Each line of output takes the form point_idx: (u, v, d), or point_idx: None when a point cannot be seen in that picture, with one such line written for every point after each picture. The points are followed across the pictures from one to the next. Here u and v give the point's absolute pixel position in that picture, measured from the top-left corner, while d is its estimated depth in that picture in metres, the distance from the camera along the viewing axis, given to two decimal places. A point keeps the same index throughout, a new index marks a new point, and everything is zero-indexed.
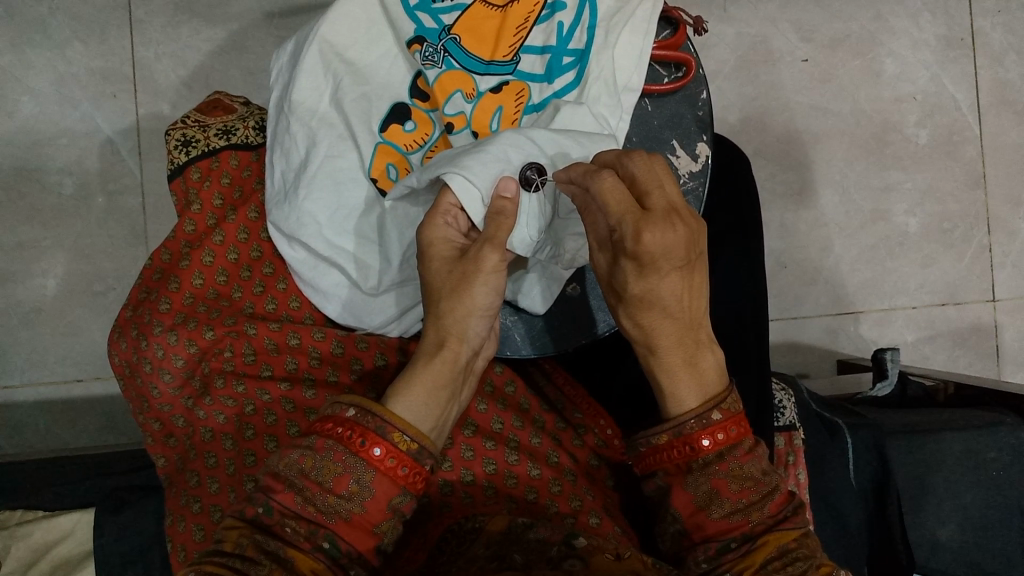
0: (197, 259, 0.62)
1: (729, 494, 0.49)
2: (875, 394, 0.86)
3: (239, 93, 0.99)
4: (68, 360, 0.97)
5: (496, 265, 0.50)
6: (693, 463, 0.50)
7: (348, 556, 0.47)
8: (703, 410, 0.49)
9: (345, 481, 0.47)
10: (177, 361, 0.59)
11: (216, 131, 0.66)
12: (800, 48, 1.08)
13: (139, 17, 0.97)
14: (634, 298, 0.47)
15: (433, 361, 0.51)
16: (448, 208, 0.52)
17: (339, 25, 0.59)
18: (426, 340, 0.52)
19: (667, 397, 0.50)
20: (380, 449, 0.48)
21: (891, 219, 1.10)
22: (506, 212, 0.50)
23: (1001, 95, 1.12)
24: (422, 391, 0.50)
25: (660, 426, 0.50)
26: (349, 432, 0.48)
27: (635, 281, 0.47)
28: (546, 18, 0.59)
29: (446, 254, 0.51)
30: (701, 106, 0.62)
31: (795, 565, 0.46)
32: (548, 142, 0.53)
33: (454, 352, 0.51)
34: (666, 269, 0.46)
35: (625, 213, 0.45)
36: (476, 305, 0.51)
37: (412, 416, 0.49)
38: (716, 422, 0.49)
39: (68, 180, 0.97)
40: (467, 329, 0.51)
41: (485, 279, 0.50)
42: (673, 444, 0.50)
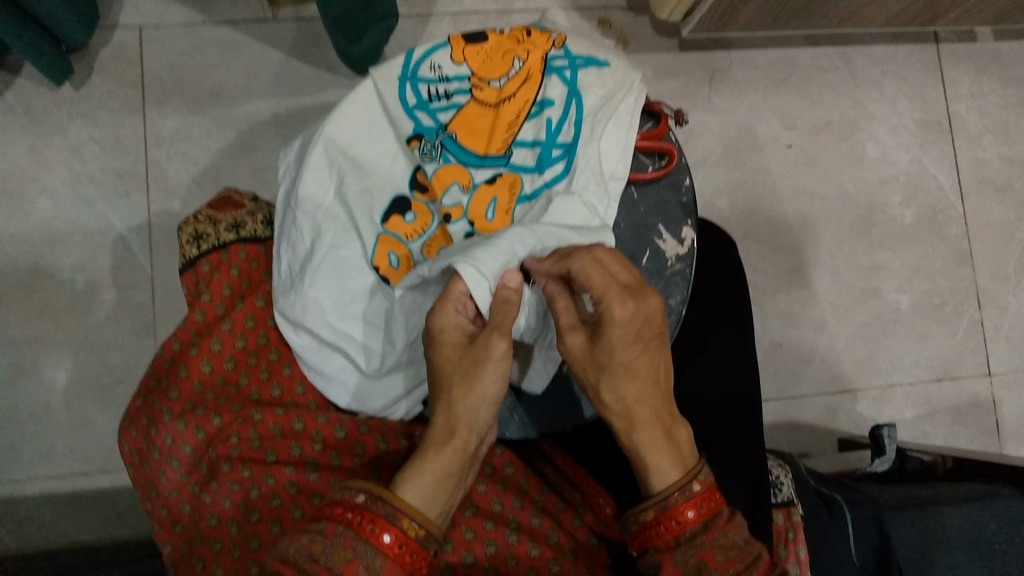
0: (206, 347, 0.64)
1: (717, 565, 0.48)
2: (874, 469, 0.86)
3: (247, 188, 1.03)
4: (74, 453, 0.98)
5: (504, 354, 0.51)
6: (681, 536, 0.50)
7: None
8: (687, 481, 0.50)
9: (355, 566, 0.47)
10: (185, 448, 0.60)
11: (226, 226, 0.69)
12: (784, 134, 1.13)
13: (153, 119, 1.03)
14: (615, 367, 0.50)
15: (444, 448, 0.51)
16: (460, 294, 0.53)
17: (343, 124, 0.63)
18: (433, 427, 0.52)
19: (650, 472, 0.51)
20: (390, 535, 0.48)
21: (883, 296, 1.12)
22: (511, 301, 0.52)
23: (981, 174, 1.16)
24: (430, 477, 0.50)
25: (646, 503, 0.51)
26: (359, 517, 0.48)
27: (619, 348, 0.50)
28: (536, 115, 0.63)
29: (458, 340, 0.52)
30: (685, 192, 0.65)
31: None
32: (550, 236, 0.56)
33: (463, 440, 0.52)
34: (643, 337, 0.51)
35: (608, 285, 0.50)
36: (487, 393, 0.51)
37: (421, 503, 0.49)
38: (698, 493, 0.50)
39: (80, 275, 1.00)
40: (478, 416, 0.52)
41: (494, 367, 0.51)
42: (660, 519, 0.50)
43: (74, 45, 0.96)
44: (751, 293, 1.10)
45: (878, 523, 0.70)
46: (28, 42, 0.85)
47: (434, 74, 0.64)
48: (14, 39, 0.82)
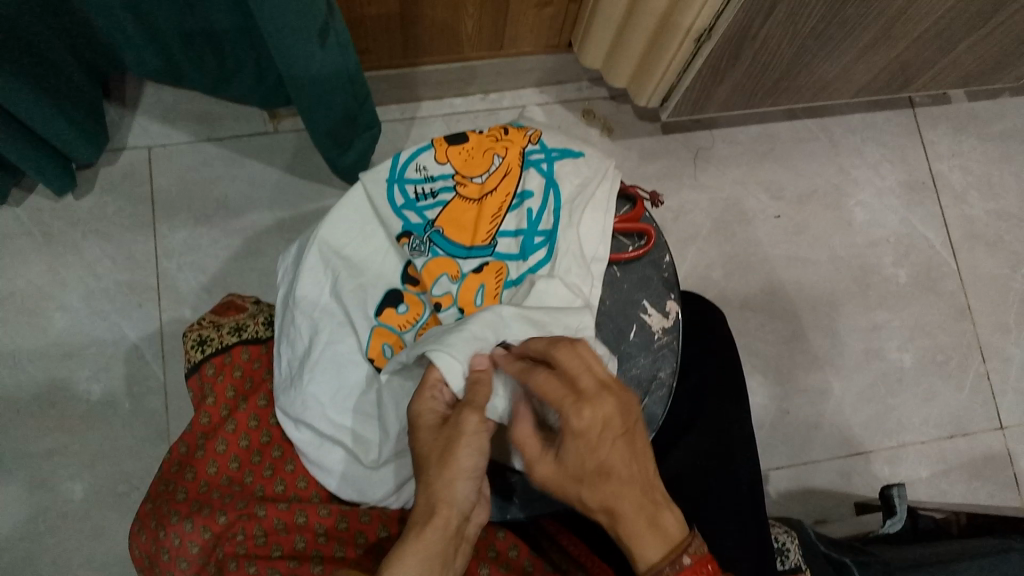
0: (211, 449, 0.66)
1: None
2: (886, 531, 0.86)
3: (255, 292, 1.07)
4: (92, 563, 0.99)
5: (476, 428, 0.53)
6: None
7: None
8: (676, 557, 0.50)
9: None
10: (192, 548, 0.60)
11: (228, 330, 0.73)
12: (771, 205, 1.17)
13: (163, 233, 1.07)
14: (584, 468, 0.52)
15: (424, 529, 0.50)
16: (436, 381, 0.56)
17: (335, 227, 0.67)
18: (417, 510, 0.52)
19: (638, 553, 0.52)
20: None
21: (885, 355, 1.13)
22: (482, 380, 0.55)
23: (970, 230, 1.18)
24: (419, 556, 0.49)
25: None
26: None
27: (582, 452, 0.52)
28: (517, 206, 0.66)
29: (433, 423, 0.54)
30: (666, 268, 0.68)
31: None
32: (518, 317, 0.59)
33: (445, 518, 0.51)
34: (606, 439, 0.52)
35: (564, 398, 0.52)
36: (462, 468, 0.52)
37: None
38: (688, 566, 0.50)
39: (96, 386, 1.03)
40: (456, 493, 0.52)
41: (467, 442, 0.52)
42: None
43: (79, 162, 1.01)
44: (754, 361, 1.11)
45: None
46: (34, 158, 0.90)
47: (420, 174, 0.68)
48: (15, 156, 0.87)
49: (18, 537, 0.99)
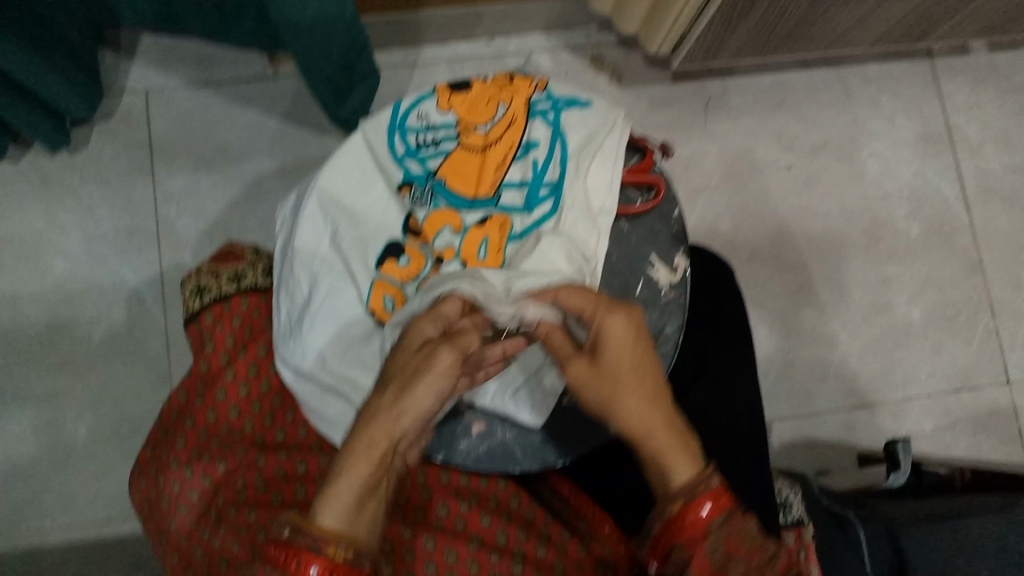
0: (211, 398, 0.66)
1: (743, 554, 0.50)
2: (891, 484, 0.86)
3: (255, 237, 1.05)
4: (97, 505, 0.99)
5: (446, 370, 0.52)
6: (708, 527, 0.50)
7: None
8: (709, 474, 0.51)
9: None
10: (193, 495, 0.62)
11: (227, 277, 0.71)
12: (783, 156, 1.14)
13: (162, 177, 1.06)
14: (619, 377, 0.53)
15: (360, 460, 0.51)
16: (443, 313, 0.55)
17: (335, 174, 0.64)
18: (357, 432, 0.52)
19: (671, 467, 0.52)
20: (316, 566, 0.49)
21: (894, 309, 1.11)
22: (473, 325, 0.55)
23: (985, 183, 1.16)
24: (347, 494, 0.50)
25: (671, 497, 0.51)
26: (283, 553, 0.50)
27: (619, 361, 0.54)
28: (522, 157, 0.65)
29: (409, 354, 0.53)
30: (675, 222, 0.66)
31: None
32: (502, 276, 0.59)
33: (382, 450, 0.51)
34: (638, 353, 0.54)
35: (598, 306, 0.54)
36: (418, 408, 0.52)
37: (341, 522, 0.50)
38: (716, 486, 0.51)
39: (97, 330, 1.02)
40: (402, 429, 0.52)
41: (431, 383, 0.52)
42: (686, 512, 0.50)
43: (76, 117, 0.99)
44: (760, 313, 1.10)
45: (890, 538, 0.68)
46: (25, 118, 0.89)
47: (422, 123, 0.66)
48: (6, 107, 0.86)
49: (22, 479, 0.99)
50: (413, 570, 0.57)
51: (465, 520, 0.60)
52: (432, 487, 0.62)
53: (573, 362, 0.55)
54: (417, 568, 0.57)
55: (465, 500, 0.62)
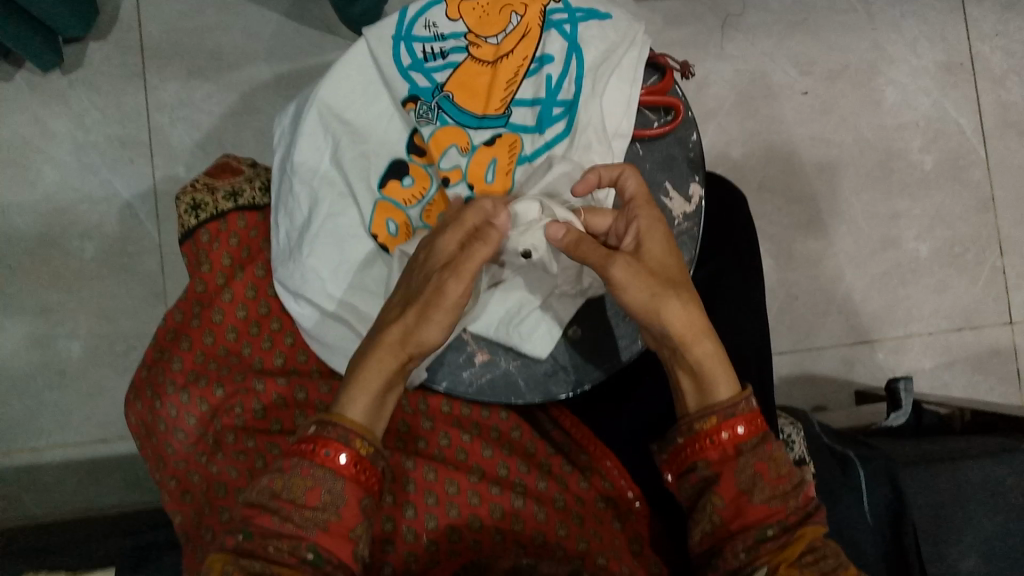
0: (207, 319, 0.64)
1: (769, 480, 0.50)
2: (890, 423, 0.85)
3: (250, 152, 1.02)
4: (92, 419, 0.99)
5: (454, 304, 0.51)
6: (741, 445, 0.51)
7: (332, 564, 0.47)
8: (749, 393, 0.51)
9: (317, 493, 0.48)
10: (190, 420, 0.62)
11: (223, 194, 0.68)
12: (799, 81, 1.09)
13: (154, 85, 1.01)
14: (663, 276, 0.52)
15: (379, 358, 0.52)
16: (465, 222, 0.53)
17: (336, 88, 0.62)
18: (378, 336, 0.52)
19: (713, 379, 0.52)
20: (345, 456, 0.49)
21: (901, 245, 1.09)
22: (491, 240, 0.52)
23: (1005, 117, 1.10)
24: (371, 390, 0.51)
25: (707, 411, 0.51)
26: (312, 445, 0.49)
27: (662, 262, 0.53)
28: (535, 71, 0.61)
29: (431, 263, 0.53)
30: (692, 147, 0.63)
31: (826, 562, 0.47)
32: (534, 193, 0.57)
33: (396, 356, 0.52)
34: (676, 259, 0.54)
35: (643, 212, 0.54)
36: (425, 340, 0.52)
37: (365, 418, 0.51)
38: (752, 409, 0.51)
39: (89, 243, 1.00)
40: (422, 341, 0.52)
41: (443, 316, 0.51)
42: (720, 428, 0.51)
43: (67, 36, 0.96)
44: (766, 244, 1.08)
45: (891, 478, 0.69)
46: (12, 34, 0.84)
47: (429, 32, 0.62)
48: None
49: (17, 391, 0.99)
50: (414, 501, 0.56)
51: (466, 451, 0.59)
52: (434, 417, 0.61)
53: (617, 264, 0.51)
54: (417, 500, 0.56)
55: (466, 431, 0.61)
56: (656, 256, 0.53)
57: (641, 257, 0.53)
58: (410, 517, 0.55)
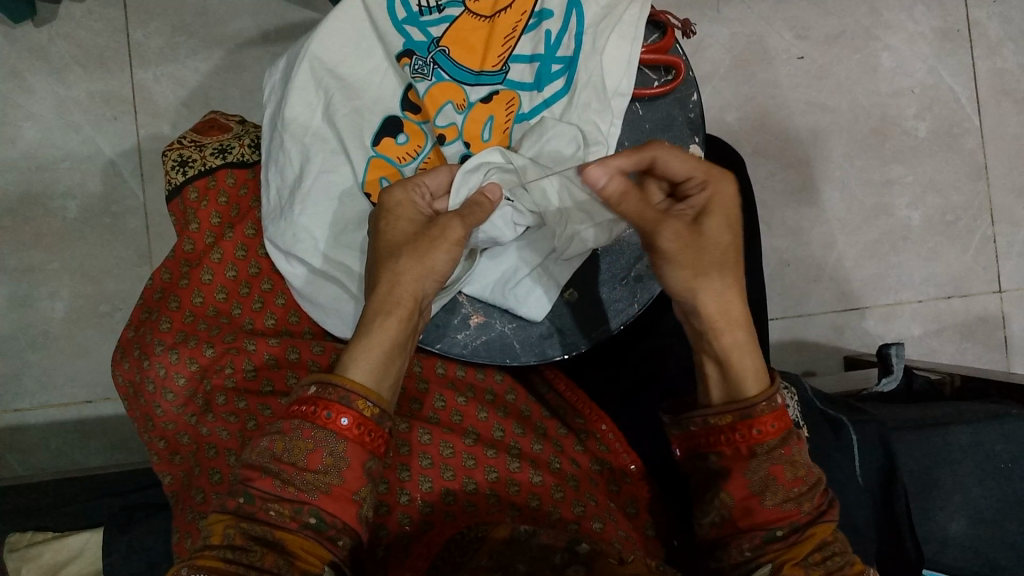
0: (196, 278, 0.63)
1: (784, 483, 0.49)
2: (880, 389, 0.86)
3: (237, 111, 1.00)
4: (77, 381, 0.98)
5: (459, 238, 0.52)
6: (756, 448, 0.49)
7: (335, 528, 0.46)
8: (773, 393, 0.50)
9: (318, 456, 0.47)
10: (179, 380, 0.61)
11: (212, 151, 0.67)
12: (795, 45, 1.07)
13: (137, 40, 0.98)
14: (716, 254, 0.51)
15: (388, 319, 0.50)
16: (423, 182, 0.54)
17: (329, 42, 0.60)
18: (374, 295, 0.51)
19: (741, 376, 0.51)
20: (347, 418, 0.47)
21: (894, 212, 1.08)
22: (482, 205, 0.53)
23: (1000, 84, 1.09)
24: (378, 351, 0.49)
25: (723, 408, 0.50)
26: (313, 407, 0.48)
27: (719, 235, 0.52)
28: (534, 27, 0.60)
29: (414, 217, 0.53)
30: (692, 108, 0.62)
31: (834, 560, 0.46)
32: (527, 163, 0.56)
33: (408, 310, 0.51)
34: (733, 237, 0.53)
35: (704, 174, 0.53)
36: (434, 268, 0.51)
37: (370, 380, 0.49)
38: (777, 407, 0.50)
39: (72, 203, 0.98)
40: (423, 290, 0.51)
41: (448, 247, 0.51)
42: (735, 426, 0.50)
43: None
44: (759, 211, 1.07)
45: (885, 445, 0.69)
46: None
47: None
48: None
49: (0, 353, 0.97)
50: (407, 462, 0.55)
51: (461, 414, 0.59)
52: (428, 378, 0.61)
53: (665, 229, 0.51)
54: (411, 461, 0.55)
55: (461, 393, 0.60)
56: (712, 230, 0.52)
57: (705, 226, 0.52)
58: (405, 479, 0.55)
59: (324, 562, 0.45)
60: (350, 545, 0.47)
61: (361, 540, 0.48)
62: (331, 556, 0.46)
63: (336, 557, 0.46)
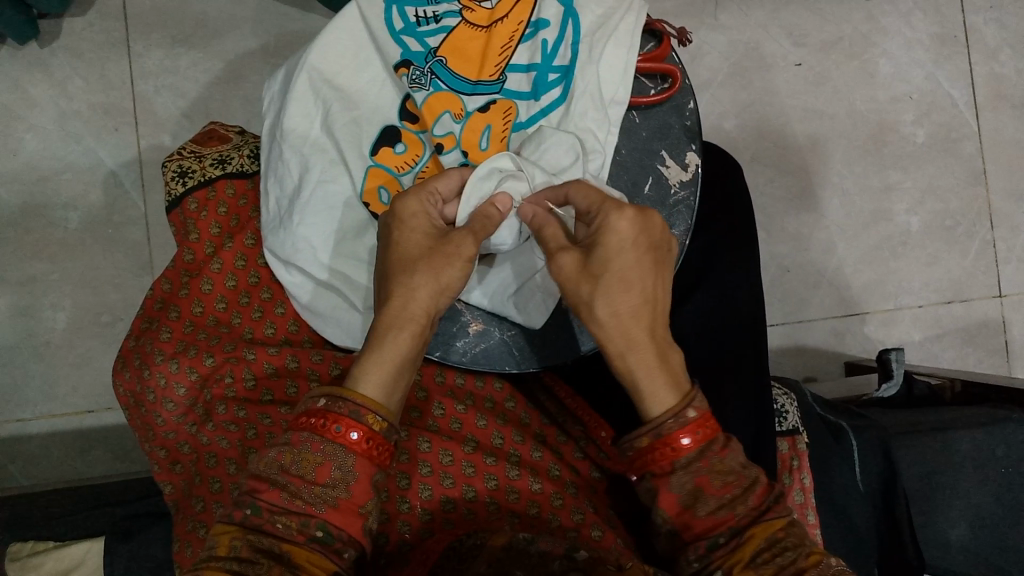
0: (196, 288, 0.64)
1: (714, 491, 0.48)
2: (881, 395, 0.86)
3: (238, 121, 1.00)
4: (78, 391, 0.98)
5: (472, 256, 0.51)
6: (675, 463, 0.48)
7: (341, 540, 0.46)
8: (682, 408, 0.48)
9: (327, 469, 0.47)
10: (179, 390, 0.61)
11: (211, 161, 0.68)
12: (793, 52, 1.08)
13: (138, 52, 0.99)
14: (607, 280, 0.49)
15: (399, 334, 0.50)
16: (435, 191, 0.54)
17: (327, 52, 0.60)
18: (389, 308, 0.50)
19: (645, 396, 0.49)
20: (357, 432, 0.48)
21: (893, 218, 1.08)
22: (490, 217, 0.52)
23: (998, 90, 1.09)
24: (389, 367, 0.49)
25: (640, 429, 0.49)
26: (322, 420, 0.48)
27: (610, 262, 0.49)
28: (531, 36, 0.60)
29: (429, 230, 0.53)
30: (689, 115, 0.62)
31: (784, 556, 0.45)
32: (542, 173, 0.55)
33: (421, 325, 0.50)
34: (634, 261, 0.49)
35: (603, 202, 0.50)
36: (449, 285, 0.51)
37: (381, 395, 0.49)
38: (693, 419, 0.48)
39: (73, 214, 0.98)
40: (435, 306, 0.51)
41: (462, 265, 0.51)
42: (654, 446, 0.48)
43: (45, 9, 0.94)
44: (759, 218, 1.08)
45: (885, 452, 0.68)
46: None
47: None
48: None
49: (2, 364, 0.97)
50: (407, 471, 0.55)
51: (461, 421, 0.59)
52: (428, 387, 0.61)
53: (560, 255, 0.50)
54: (412, 470, 0.56)
55: (461, 401, 0.61)
56: (601, 255, 0.49)
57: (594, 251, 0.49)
58: (405, 488, 0.55)
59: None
60: (355, 557, 0.47)
61: (366, 551, 0.48)
62: (336, 568, 0.46)
63: (340, 569, 0.46)
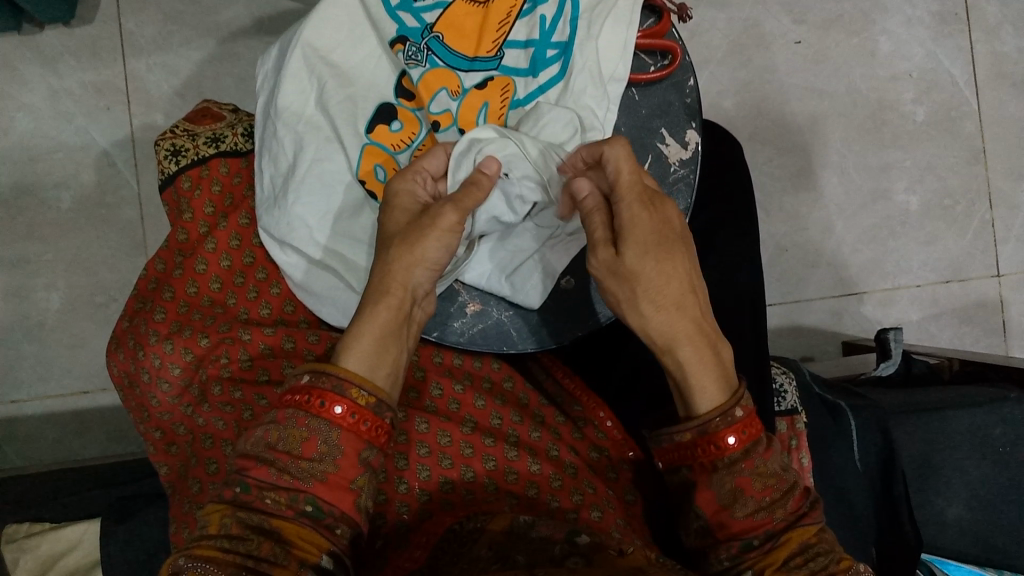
0: (190, 268, 0.63)
1: (754, 493, 0.48)
2: (879, 374, 0.85)
3: (232, 100, 0.99)
4: (73, 372, 0.97)
5: (451, 225, 0.51)
6: (718, 462, 0.48)
7: (332, 516, 0.46)
8: (728, 407, 0.48)
9: (313, 443, 0.47)
10: (174, 370, 0.60)
11: (204, 140, 0.67)
12: (792, 30, 1.06)
13: (129, 29, 0.97)
14: (645, 277, 0.49)
15: (378, 307, 0.50)
16: (422, 168, 0.54)
17: (322, 28, 0.59)
18: (371, 283, 0.51)
19: (693, 390, 0.49)
20: (342, 407, 0.47)
21: (892, 197, 1.07)
22: (480, 184, 0.52)
23: (998, 68, 1.09)
24: (369, 339, 0.49)
25: (682, 424, 0.49)
26: (307, 396, 0.47)
27: (643, 259, 0.49)
28: (528, 12, 0.59)
29: (412, 206, 0.53)
30: (689, 93, 0.61)
31: (816, 562, 0.46)
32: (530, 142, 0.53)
33: (398, 298, 0.50)
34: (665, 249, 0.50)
35: (630, 186, 0.50)
36: (425, 256, 0.51)
37: (364, 369, 0.49)
38: (739, 419, 0.48)
39: (66, 194, 0.97)
40: (413, 278, 0.51)
41: (438, 236, 0.51)
42: (698, 443, 0.49)
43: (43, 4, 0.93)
44: (757, 197, 1.07)
45: (881, 428, 0.69)
46: None
47: None
48: None
49: None
50: (404, 451, 0.55)
51: (458, 402, 0.59)
52: (425, 367, 0.60)
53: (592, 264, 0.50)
54: (410, 451, 0.55)
55: (458, 381, 0.60)
56: (634, 251, 0.49)
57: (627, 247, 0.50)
58: (403, 468, 0.55)
59: (323, 551, 0.45)
60: (347, 533, 0.47)
61: (360, 528, 0.48)
62: (328, 544, 0.45)
63: (334, 546, 0.46)
